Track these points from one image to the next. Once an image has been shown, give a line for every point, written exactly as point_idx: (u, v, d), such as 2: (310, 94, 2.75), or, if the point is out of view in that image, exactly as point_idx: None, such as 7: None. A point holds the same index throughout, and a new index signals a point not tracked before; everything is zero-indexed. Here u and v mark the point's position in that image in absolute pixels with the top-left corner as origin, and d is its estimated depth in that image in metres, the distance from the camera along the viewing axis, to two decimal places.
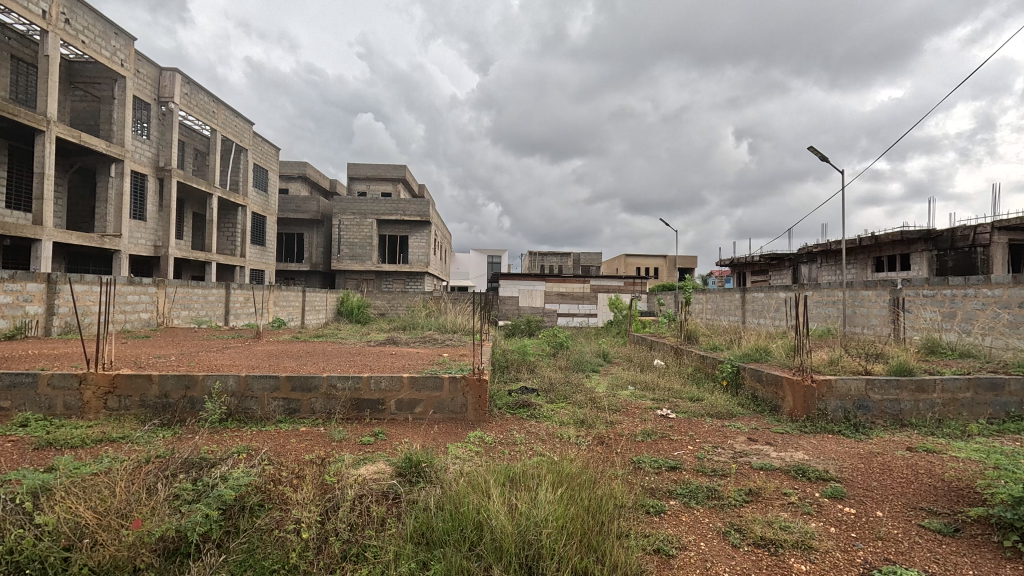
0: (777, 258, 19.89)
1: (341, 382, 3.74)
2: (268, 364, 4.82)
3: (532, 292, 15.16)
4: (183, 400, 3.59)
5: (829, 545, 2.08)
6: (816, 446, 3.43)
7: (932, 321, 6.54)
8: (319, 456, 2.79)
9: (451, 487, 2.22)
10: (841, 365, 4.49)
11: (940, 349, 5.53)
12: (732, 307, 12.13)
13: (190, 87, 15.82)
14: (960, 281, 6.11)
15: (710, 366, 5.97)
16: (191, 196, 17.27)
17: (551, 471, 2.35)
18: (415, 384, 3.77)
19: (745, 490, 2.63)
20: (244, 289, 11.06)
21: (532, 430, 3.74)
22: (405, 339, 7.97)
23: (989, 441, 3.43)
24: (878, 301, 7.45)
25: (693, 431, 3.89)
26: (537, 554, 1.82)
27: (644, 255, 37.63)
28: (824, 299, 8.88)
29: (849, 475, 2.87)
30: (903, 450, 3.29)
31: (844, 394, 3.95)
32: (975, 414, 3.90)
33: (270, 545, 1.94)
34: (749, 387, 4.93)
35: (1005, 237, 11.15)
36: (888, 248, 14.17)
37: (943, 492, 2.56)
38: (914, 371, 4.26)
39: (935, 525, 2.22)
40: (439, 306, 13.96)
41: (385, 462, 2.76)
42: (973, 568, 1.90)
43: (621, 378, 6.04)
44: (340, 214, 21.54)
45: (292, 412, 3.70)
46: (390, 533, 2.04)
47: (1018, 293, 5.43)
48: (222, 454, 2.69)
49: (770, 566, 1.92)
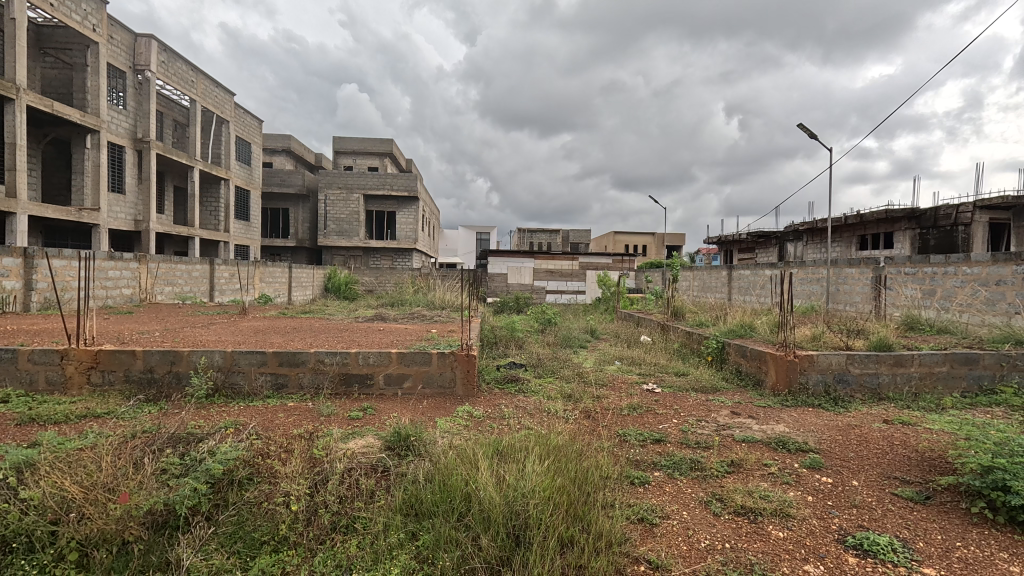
0: (764, 235, 20.08)
1: (330, 357, 3.73)
2: (254, 340, 4.78)
3: (521, 269, 15.14)
4: (168, 375, 3.56)
5: (806, 512, 2.16)
6: (797, 420, 3.51)
7: (912, 298, 6.64)
8: (308, 431, 2.79)
9: (441, 460, 2.24)
10: (823, 341, 4.59)
11: (919, 325, 5.63)
12: (719, 284, 12.25)
13: (167, 54, 15.23)
14: (941, 259, 6.20)
15: (696, 343, 6.05)
16: (171, 168, 16.80)
17: (539, 444, 2.39)
18: (403, 359, 3.78)
19: (726, 462, 2.70)
20: (229, 264, 10.89)
21: (520, 404, 3.78)
22: (393, 316, 7.95)
23: (962, 413, 3.55)
24: (861, 278, 7.56)
25: (678, 405, 3.96)
26: (524, 524, 1.85)
27: (632, 232, 37.67)
28: (809, 277, 9.02)
29: (827, 446, 2.96)
30: (880, 422, 3.39)
31: (825, 368, 4.05)
32: (949, 388, 4.02)
33: (260, 517, 1.97)
34: (734, 362, 5.01)
35: (985, 216, 11.55)
36: (872, 227, 14.26)
37: (917, 463, 2.65)
38: (893, 346, 4.37)
39: (908, 493, 2.29)
40: (429, 282, 13.91)
41: (374, 437, 2.77)
42: (941, 533, 1.98)
43: (608, 354, 6.14)
44: (326, 188, 21.12)
45: (280, 388, 3.70)
46: (380, 505, 2.07)
47: (997, 271, 5.58)
48: (210, 428, 2.68)
49: (749, 533, 1.99)
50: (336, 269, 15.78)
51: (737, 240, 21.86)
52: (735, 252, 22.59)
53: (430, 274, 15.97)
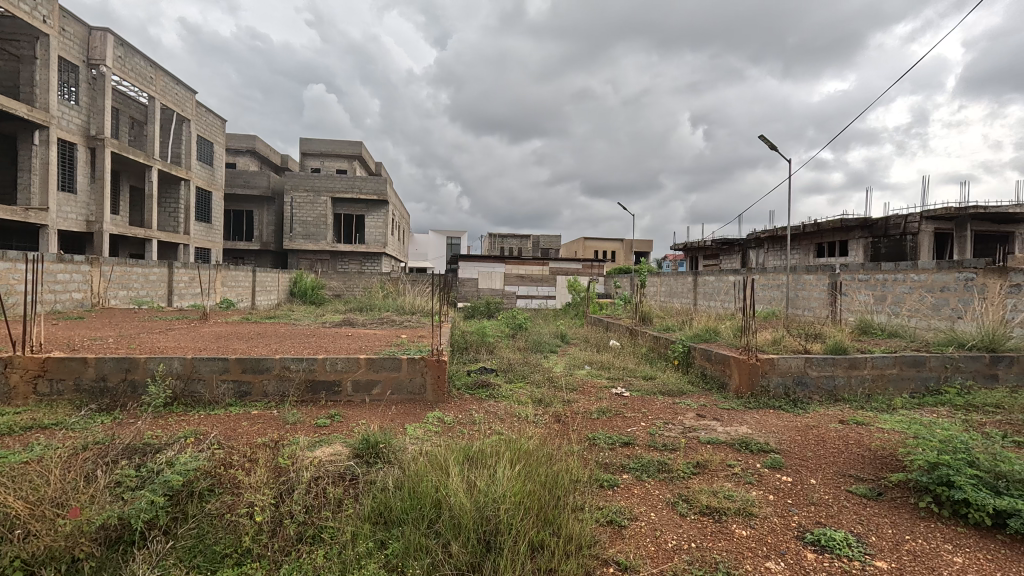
0: (728, 242, 20.68)
1: (296, 363, 3.64)
2: (215, 346, 4.62)
3: (491, 274, 15.15)
4: (123, 383, 3.41)
5: (767, 511, 2.23)
6: (759, 421, 3.62)
7: (865, 303, 6.97)
8: (272, 440, 2.71)
9: (410, 466, 2.22)
10: (783, 344, 4.76)
11: (872, 329, 5.91)
12: (686, 289, 12.55)
13: (124, 49, 14.64)
14: (891, 267, 6.53)
15: (663, 346, 6.18)
16: (128, 167, 16.14)
17: (509, 448, 2.39)
18: (372, 365, 3.73)
19: (692, 464, 2.76)
20: (189, 268, 10.50)
21: (490, 409, 3.78)
22: (362, 320, 7.84)
23: (911, 413, 3.75)
24: (819, 284, 7.89)
25: (646, 408, 4.04)
26: (495, 529, 1.85)
27: (603, 238, 38.31)
28: (770, 283, 9.34)
29: (788, 446, 3.06)
30: (836, 423, 3.54)
31: (785, 371, 4.21)
32: (900, 389, 4.23)
33: (222, 529, 1.90)
34: (699, 365, 5.15)
35: (931, 226, 12.26)
36: (828, 235, 14.87)
37: (870, 461, 2.78)
38: (848, 350, 4.57)
39: (862, 490, 2.40)
40: (398, 287, 13.79)
41: (342, 444, 2.72)
42: (892, 527, 2.09)
43: (578, 358, 6.19)
44: (292, 190, 20.63)
45: (242, 396, 3.59)
46: (348, 514, 2.03)
47: (941, 278, 5.89)
48: (168, 438, 2.58)
49: (713, 533, 2.04)
50: (302, 273, 15.43)
51: (703, 247, 22.45)
52: (700, 258, 23.19)
53: (400, 279, 15.78)
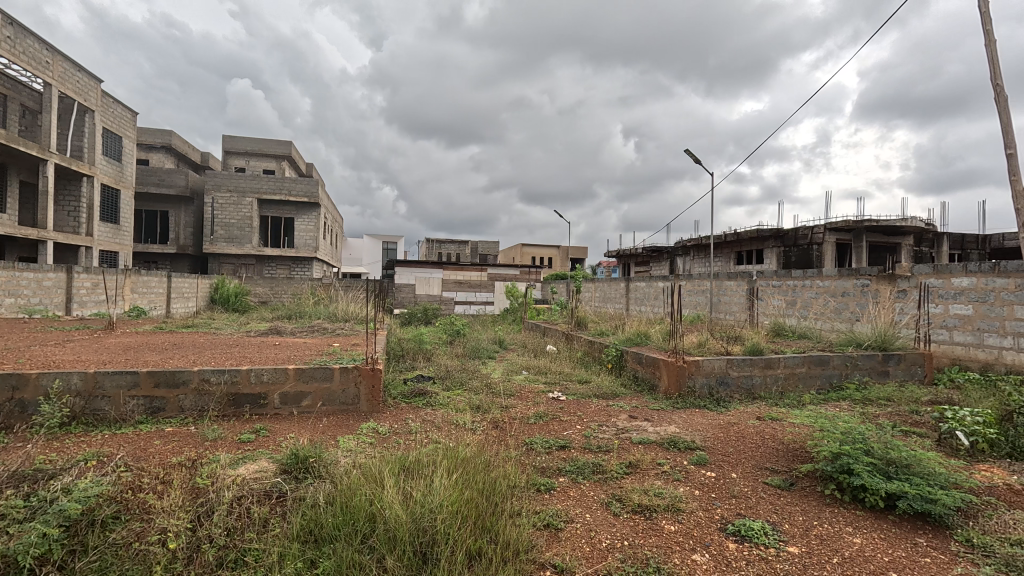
0: (657, 250, 21.69)
1: (216, 376, 3.41)
2: (123, 359, 4.23)
3: (429, 280, 14.96)
4: (10, 403, 3.05)
5: (693, 506, 2.34)
6: (686, 420, 3.81)
7: (779, 308, 7.56)
8: (189, 458, 2.51)
9: (343, 480, 2.14)
10: (707, 347, 5.05)
11: (784, 331, 6.41)
12: (618, 295, 13.01)
13: (14, 29, 13.16)
14: (800, 274, 7.11)
15: (597, 350, 6.36)
16: (18, 160, 14.48)
17: (446, 457, 2.37)
18: (302, 375, 3.56)
19: (625, 464, 2.86)
20: (92, 273, 9.55)
21: (427, 418, 3.72)
22: (291, 328, 7.47)
23: (818, 407, 4.09)
24: (738, 290, 8.45)
25: (582, 411, 4.14)
26: (432, 541, 1.82)
27: (540, 244, 38.95)
28: (695, 288, 9.89)
29: (712, 443, 3.24)
30: (754, 419, 3.80)
31: (709, 371, 4.47)
32: (808, 386, 4.60)
33: (128, 561, 1.73)
34: (631, 368, 5.35)
35: (833, 236, 13.51)
36: (746, 244, 15.98)
37: (783, 453, 3.00)
38: (764, 351, 4.93)
39: (776, 481, 2.59)
40: (330, 293, 13.26)
41: (267, 460, 2.58)
42: (803, 514, 2.26)
43: (515, 364, 6.23)
44: (214, 190, 19.35)
45: (155, 412, 3.31)
46: (274, 534, 1.92)
47: (841, 284, 6.49)
48: (65, 463, 2.32)
49: (644, 530, 2.12)
50: (224, 278, 14.48)
51: (634, 254, 23.40)
52: (632, 265, 24.15)
53: (332, 285, 15.21)
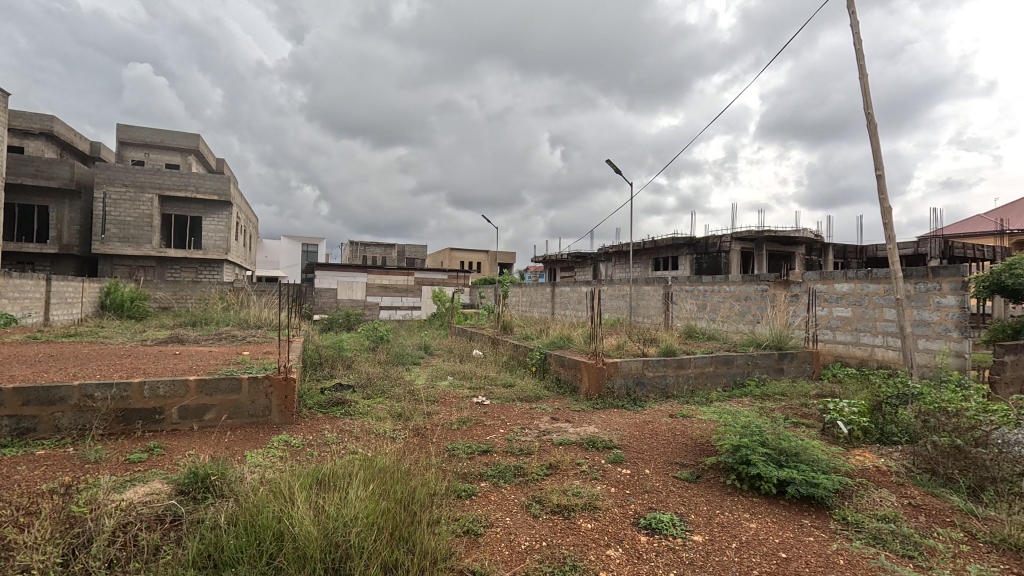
0: (581, 256, 22.40)
1: (101, 391, 3.06)
2: None
3: (352, 285, 14.42)
4: None
5: (609, 503, 2.43)
6: (605, 420, 3.95)
7: (691, 311, 8.06)
8: (64, 484, 2.23)
9: (247, 498, 2.00)
10: (625, 349, 5.28)
11: (695, 334, 6.85)
12: (544, 299, 13.27)
13: None
14: (709, 279, 7.63)
15: (522, 354, 6.44)
16: None
17: (362, 467, 2.28)
18: (205, 387, 3.29)
19: (545, 465, 2.91)
20: None
21: (345, 428, 3.57)
22: (195, 337, 6.87)
23: (723, 404, 4.40)
24: (655, 295, 8.91)
25: (505, 415, 4.17)
26: (344, 555, 1.75)
27: (468, 249, 38.87)
28: (616, 293, 10.30)
29: (628, 442, 3.38)
30: (667, 417, 4.01)
31: (626, 372, 4.67)
32: (715, 384, 4.94)
33: None
34: (554, 371, 5.46)
35: (738, 245, 14.65)
36: (662, 251, 16.91)
37: (691, 448, 3.20)
38: (676, 352, 5.23)
39: (684, 475, 2.75)
40: (241, 299, 12.39)
41: (161, 481, 2.35)
42: (707, 504, 2.42)
43: (440, 369, 6.15)
44: (105, 184, 17.47)
45: (23, 434, 2.92)
46: (165, 561, 1.75)
47: (744, 289, 7.05)
48: None
49: (562, 529, 2.17)
50: (117, 282, 13.10)
51: (560, 259, 23.99)
52: (558, 270, 24.74)
53: (244, 289, 14.22)
